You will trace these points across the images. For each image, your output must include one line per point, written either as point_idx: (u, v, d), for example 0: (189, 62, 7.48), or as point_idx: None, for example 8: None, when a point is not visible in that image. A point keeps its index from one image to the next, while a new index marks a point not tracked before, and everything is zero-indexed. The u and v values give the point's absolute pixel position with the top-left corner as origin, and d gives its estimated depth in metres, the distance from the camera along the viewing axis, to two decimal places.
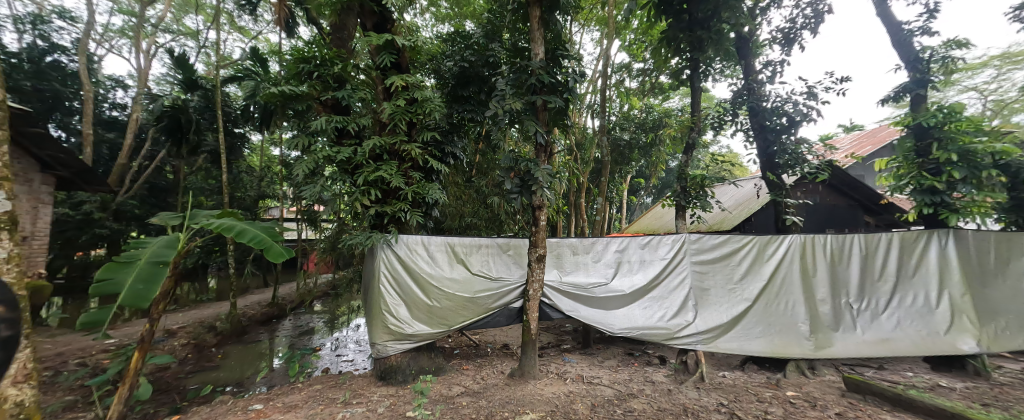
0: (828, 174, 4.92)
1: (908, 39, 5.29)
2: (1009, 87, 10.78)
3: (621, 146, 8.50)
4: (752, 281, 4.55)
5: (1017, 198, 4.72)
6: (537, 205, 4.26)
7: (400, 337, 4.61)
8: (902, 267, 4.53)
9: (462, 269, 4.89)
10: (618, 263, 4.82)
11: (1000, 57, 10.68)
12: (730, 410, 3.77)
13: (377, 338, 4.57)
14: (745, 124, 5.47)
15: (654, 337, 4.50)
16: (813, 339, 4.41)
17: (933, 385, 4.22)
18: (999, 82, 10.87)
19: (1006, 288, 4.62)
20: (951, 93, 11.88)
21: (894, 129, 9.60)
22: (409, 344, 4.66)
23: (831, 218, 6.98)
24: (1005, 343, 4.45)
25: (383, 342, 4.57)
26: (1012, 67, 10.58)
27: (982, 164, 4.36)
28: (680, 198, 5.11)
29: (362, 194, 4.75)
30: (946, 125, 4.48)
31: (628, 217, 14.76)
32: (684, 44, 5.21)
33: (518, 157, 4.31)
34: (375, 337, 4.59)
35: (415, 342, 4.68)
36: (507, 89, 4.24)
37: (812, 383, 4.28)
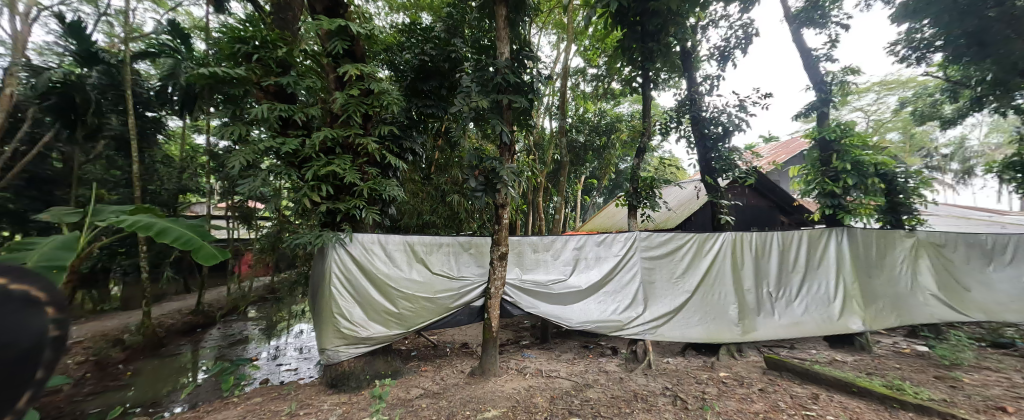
0: (755, 178, 5.53)
1: (817, 64, 6.04)
2: (885, 109, 12.97)
3: (577, 148, 8.77)
4: (692, 274, 5.01)
5: (892, 201, 5.70)
6: (502, 203, 4.34)
7: (355, 342, 4.42)
8: (810, 258, 5.25)
9: (422, 268, 4.79)
10: (576, 260, 5.01)
11: (880, 84, 12.78)
12: (674, 393, 4.15)
13: (328, 344, 4.34)
14: (687, 131, 5.91)
15: (607, 330, 4.78)
16: (740, 325, 4.97)
17: (831, 359, 5.02)
18: (878, 104, 13.04)
19: (888, 276, 5.48)
20: (844, 112, 13.98)
21: (804, 140, 11.14)
22: (363, 348, 4.49)
23: (755, 217, 7.91)
24: (885, 322, 5.31)
25: (334, 347, 4.35)
26: (887, 93, 12.74)
27: (868, 173, 5.20)
28: (632, 199, 5.35)
29: (311, 190, 4.46)
30: (842, 139, 5.29)
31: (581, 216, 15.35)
32: (637, 54, 5.58)
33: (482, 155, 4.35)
34: (327, 342, 4.35)
35: (369, 346, 4.51)
36: (472, 86, 4.36)
37: (740, 364, 4.90)
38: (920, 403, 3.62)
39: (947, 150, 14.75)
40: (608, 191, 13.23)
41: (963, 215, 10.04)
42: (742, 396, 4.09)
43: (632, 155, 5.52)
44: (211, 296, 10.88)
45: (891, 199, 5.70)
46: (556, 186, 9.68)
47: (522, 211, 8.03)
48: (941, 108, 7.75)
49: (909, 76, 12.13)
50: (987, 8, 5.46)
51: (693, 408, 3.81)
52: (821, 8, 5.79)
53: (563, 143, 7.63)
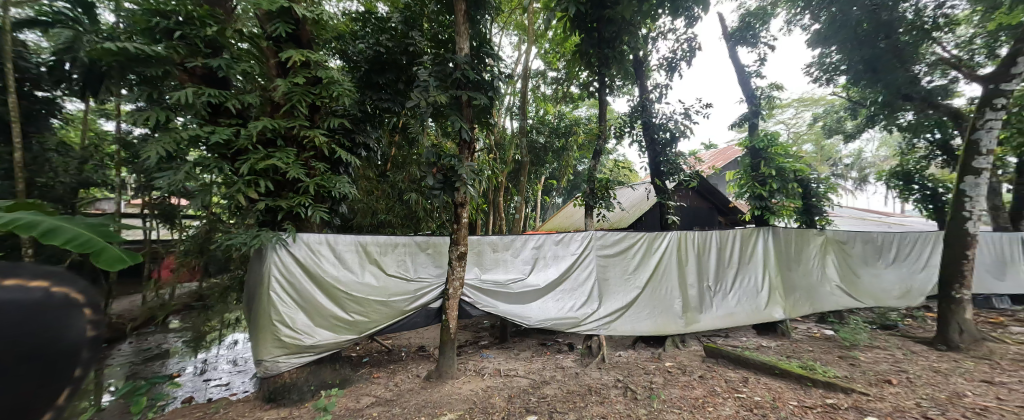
0: (697, 181, 5.96)
1: (749, 79, 6.66)
2: (802, 123, 14.69)
3: (537, 149, 8.86)
4: (642, 271, 5.30)
5: (807, 204, 6.45)
6: (461, 202, 4.26)
7: (299, 350, 4.11)
8: (742, 255, 5.78)
9: (375, 270, 4.57)
10: (535, 259, 5.07)
11: (798, 101, 14.46)
12: (625, 384, 4.36)
13: (266, 354, 3.97)
14: (639, 136, 6.25)
15: (563, 327, 4.91)
16: (683, 317, 5.35)
17: (759, 345, 5.57)
18: (796, 118, 14.73)
19: (805, 270, 6.19)
20: (771, 124, 15.62)
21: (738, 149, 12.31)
22: (308, 356, 4.19)
23: (697, 218, 8.56)
24: (802, 310, 6.01)
25: (274, 358, 4.00)
26: (803, 108, 14.44)
27: (789, 178, 5.85)
28: (588, 199, 5.53)
29: (246, 186, 4.04)
30: (768, 148, 5.89)
31: (541, 216, 15.64)
32: (594, 59, 5.90)
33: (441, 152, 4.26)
34: (265, 353, 3.98)
35: (315, 355, 4.22)
36: (431, 81, 4.17)
37: (683, 353, 5.26)
38: (828, 381, 4.14)
39: (849, 160, 17.04)
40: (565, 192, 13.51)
41: (862, 216, 11.65)
42: (685, 383, 4.40)
43: (589, 157, 5.72)
44: (126, 305, 9.57)
45: (806, 201, 6.45)
46: (517, 186, 9.76)
47: (483, 211, 7.97)
48: (844, 124, 8.98)
49: (821, 95, 13.83)
50: (878, 40, 6.46)
51: (642, 398, 4.02)
52: (751, 29, 6.45)
53: (523, 143, 7.69)
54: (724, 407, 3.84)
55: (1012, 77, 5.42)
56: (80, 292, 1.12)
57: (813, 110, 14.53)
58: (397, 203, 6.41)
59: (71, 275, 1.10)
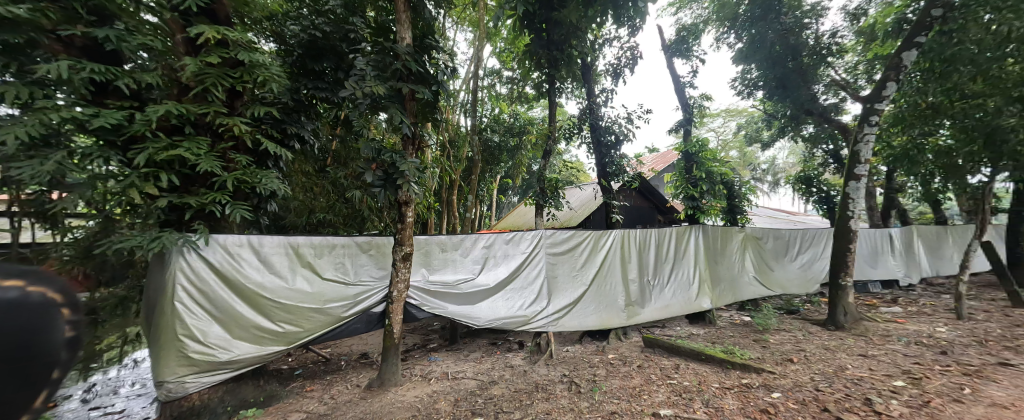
0: (638, 183, 6.32)
1: (684, 89, 7.17)
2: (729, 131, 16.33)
3: (491, 147, 8.81)
4: (588, 268, 5.48)
5: (731, 204, 7.12)
6: (403, 200, 4.08)
7: (213, 368, 3.65)
8: (676, 251, 6.21)
9: (308, 274, 4.20)
10: (485, 258, 5.00)
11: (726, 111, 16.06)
12: (570, 379, 4.47)
13: (168, 375, 3.44)
14: (587, 138, 6.54)
15: (513, 325, 4.91)
16: (625, 311, 5.62)
17: (690, 334, 6.05)
18: (723, 127, 16.35)
19: (729, 263, 6.83)
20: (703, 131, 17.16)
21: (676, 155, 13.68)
22: (224, 373, 3.74)
23: (640, 217, 9.10)
24: (726, 300, 6.64)
25: (179, 378, 3.49)
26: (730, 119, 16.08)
27: (716, 180, 6.43)
28: (539, 198, 5.65)
29: (142, 180, 3.53)
30: (698, 152, 6.44)
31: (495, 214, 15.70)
32: (544, 61, 6.01)
33: (381, 146, 4.00)
34: (165, 374, 3.44)
35: (232, 371, 3.77)
36: (368, 71, 3.91)
37: (625, 345, 5.54)
38: (744, 363, 4.60)
39: (766, 167, 19.22)
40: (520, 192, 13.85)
41: (775, 215, 13.34)
42: (624, 374, 4.62)
43: (540, 157, 5.81)
44: None
45: (730, 202, 7.14)
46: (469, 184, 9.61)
47: (435, 209, 7.74)
48: (761, 134, 10.13)
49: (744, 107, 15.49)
50: (787, 61, 7.37)
51: (585, 391, 4.15)
52: (685, 43, 6.98)
53: (476, 140, 7.59)
54: (658, 394, 4.08)
55: (884, 98, 6.44)
56: (59, 293, 1.39)
57: (738, 119, 16.20)
58: (341, 201, 5.97)
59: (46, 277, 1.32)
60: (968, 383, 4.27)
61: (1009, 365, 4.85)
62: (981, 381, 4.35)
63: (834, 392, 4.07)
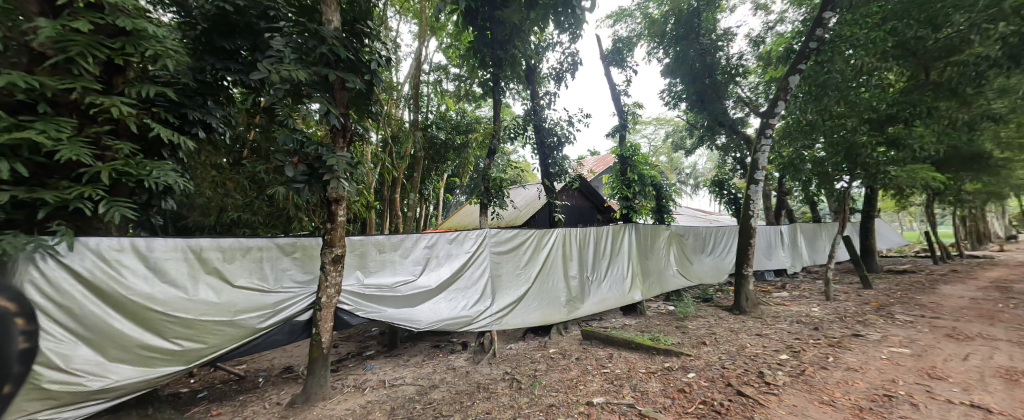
0: (578, 183, 6.68)
1: (619, 96, 7.52)
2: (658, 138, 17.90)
3: (436, 145, 8.35)
4: (532, 266, 5.47)
5: (659, 204, 7.68)
6: (333, 199, 3.64)
7: (78, 400, 2.92)
8: (612, 248, 6.49)
9: (215, 281, 3.57)
10: (427, 259, 4.72)
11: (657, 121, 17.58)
12: (513, 376, 4.39)
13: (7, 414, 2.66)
14: (531, 139, 6.65)
15: (455, 327, 4.70)
16: (566, 306, 5.73)
17: (624, 324, 6.37)
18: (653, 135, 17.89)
19: (658, 258, 7.35)
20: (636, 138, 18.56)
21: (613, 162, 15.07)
22: (93, 406, 3.01)
23: (581, 215, 9.61)
24: (655, 291, 7.13)
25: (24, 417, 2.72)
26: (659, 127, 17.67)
27: (647, 182, 6.92)
28: (483, 197, 5.64)
29: None
30: (631, 155, 6.91)
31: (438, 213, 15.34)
32: (488, 59, 5.93)
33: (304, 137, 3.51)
34: None
35: (105, 402, 3.05)
36: (287, 53, 3.40)
37: (566, 339, 5.63)
38: (668, 348, 4.90)
39: (688, 172, 21.31)
40: (468, 192, 14.34)
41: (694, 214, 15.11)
42: (564, 366, 4.68)
43: (485, 155, 5.68)
44: None
45: (658, 202, 7.67)
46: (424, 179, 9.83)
47: (373, 208, 7.23)
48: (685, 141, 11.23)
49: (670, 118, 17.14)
50: None
51: (525, 387, 4.08)
52: (620, 54, 7.36)
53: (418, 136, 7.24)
54: (592, 383, 4.13)
55: (774, 115, 7.33)
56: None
57: (667, 127, 17.90)
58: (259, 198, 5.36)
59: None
60: (833, 352, 4.88)
61: (858, 336, 5.66)
62: (839, 350, 5.00)
63: (734, 369, 4.41)
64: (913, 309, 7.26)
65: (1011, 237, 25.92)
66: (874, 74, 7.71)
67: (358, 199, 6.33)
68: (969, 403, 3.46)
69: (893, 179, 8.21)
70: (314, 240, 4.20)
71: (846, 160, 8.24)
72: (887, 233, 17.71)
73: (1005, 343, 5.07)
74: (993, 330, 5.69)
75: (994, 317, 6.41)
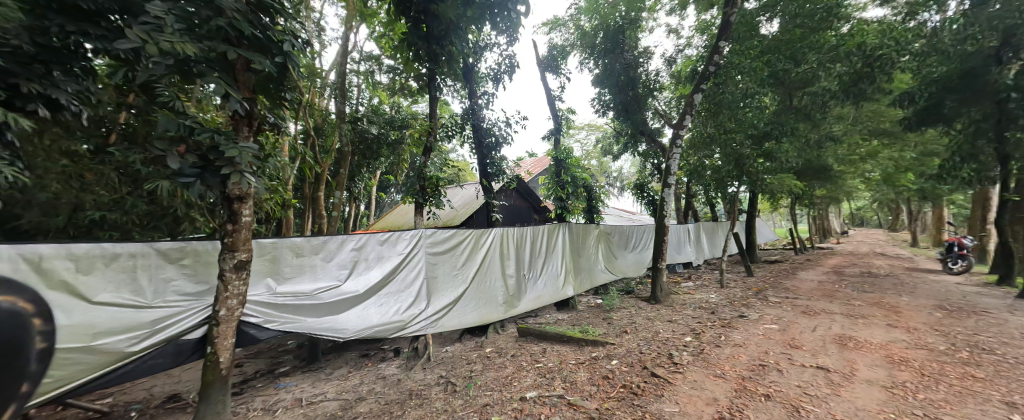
0: (515, 184, 6.82)
1: (553, 100, 7.80)
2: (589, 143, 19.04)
3: (368, 139, 8.33)
4: (470, 266, 5.49)
5: (591, 206, 8.12)
6: (234, 195, 3.27)
7: None
8: (546, 247, 6.73)
9: (65, 297, 3.00)
10: (355, 262, 4.52)
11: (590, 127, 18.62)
12: (447, 379, 4.36)
13: None
14: (469, 138, 6.72)
15: (388, 333, 4.54)
16: (504, 305, 5.84)
17: (558, 319, 6.66)
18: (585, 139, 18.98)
19: (588, 255, 7.81)
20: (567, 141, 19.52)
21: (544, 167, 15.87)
22: None
23: (518, 215, 10.00)
24: (586, 286, 7.58)
25: None
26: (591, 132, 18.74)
27: (578, 184, 7.29)
28: (419, 197, 5.55)
29: None
30: (565, 160, 7.23)
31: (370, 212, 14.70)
32: (423, 54, 5.76)
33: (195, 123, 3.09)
34: None
35: None
36: (169, 20, 2.90)
37: (502, 338, 5.74)
38: (595, 339, 5.23)
39: (615, 175, 22.90)
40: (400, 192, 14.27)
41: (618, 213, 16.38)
42: (499, 365, 4.76)
43: (421, 153, 5.59)
44: None
45: (589, 203, 8.10)
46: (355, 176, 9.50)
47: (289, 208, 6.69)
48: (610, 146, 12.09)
49: (599, 125, 18.30)
50: None
51: (460, 389, 4.09)
52: (555, 60, 7.71)
53: (344, 129, 6.84)
54: (526, 379, 4.26)
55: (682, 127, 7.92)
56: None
57: (598, 134, 19.02)
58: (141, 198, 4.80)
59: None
60: (724, 332, 5.57)
61: (743, 316, 6.53)
62: (728, 329, 5.75)
63: (652, 352, 4.87)
64: (783, 291, 8.63)
65: (846, 232, 32.08)
66: (752, 98, 9.05)
67: (272, 196, 5.73)
68: (814, 365, 4.21)
69: (767, 184, 9.50)
70: (211, 244, 3.78)
71: (736, 169, 9.06)
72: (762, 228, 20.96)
73: (839, 316, 6.22)
74: (831, 306, 6.98)
75: (833, 295, 7.86)
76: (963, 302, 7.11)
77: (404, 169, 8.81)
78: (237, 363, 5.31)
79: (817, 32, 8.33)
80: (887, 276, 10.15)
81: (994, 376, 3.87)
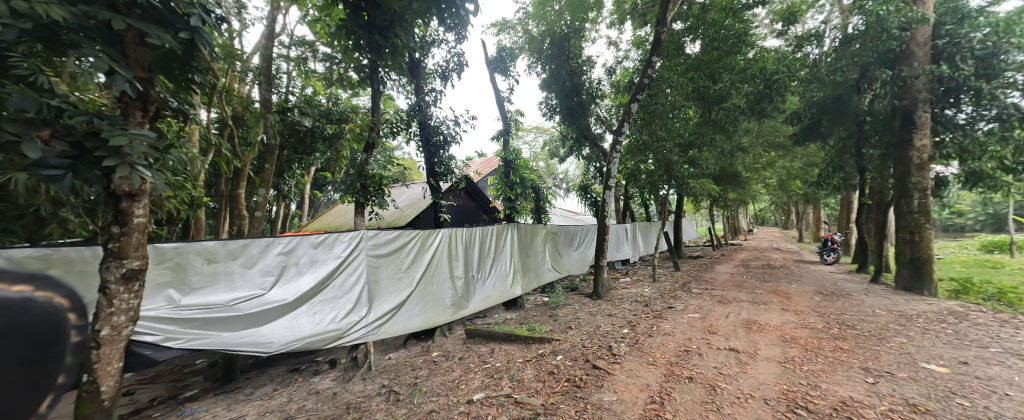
0: (464, 184, 7.09)
1: (502, 101, 7.88)
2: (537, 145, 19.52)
3: (301, 132, 8.01)
4: (415, 268, 5.36)
5: (539, 205, 8.32)
6: (122, 193, 2.54)
7: None
8: (495, 247, 6.80)
9: None
10: (283, 267, 4.19)
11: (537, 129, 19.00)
12: (389, 389, 4.24)
13: None
14: (415, 135, 6.57)
15: (322, 343, 4.30)
16: (451, 307, 5.80)
17: (506, 319, 6.74)
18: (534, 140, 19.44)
19: (536, 254, 7.98)
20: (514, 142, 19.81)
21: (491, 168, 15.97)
22: None
23: (467, 215, 9.99)
24: (533, 284, 7.75)
25: None
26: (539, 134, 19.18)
27: (527, 184, 7.47)
28: (359, 196, 5.34)
29: None
30: (515, 161, 7.37)
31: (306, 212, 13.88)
32: (363, 45, 5.58)
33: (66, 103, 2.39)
34: None
35: None
36: None
37: (448, 340, 5.71)
38: (541, 336, 5.37)
39: (560, 176, 23.66)
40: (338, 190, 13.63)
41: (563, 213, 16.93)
42: (446, 369, 4.71)
43: (361, 149, 5.47)
44: None
45: (537, 203, 8.31)
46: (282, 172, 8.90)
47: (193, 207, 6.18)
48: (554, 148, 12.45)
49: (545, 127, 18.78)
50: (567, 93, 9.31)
51: (404, 398, 3.99)
52: (504, 61, 7.84)
53: (271, 121, 6.36)
54: (473, 381, 4.28)
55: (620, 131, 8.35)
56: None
57: (544, 136, 19.48)
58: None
59: None
60: (656, 323, 5.97)
61: (672, 307, 7.05)
62: (660, 319, 6.17)
63: (594, 346, 5.09)
64: (706, 283, 9.47)
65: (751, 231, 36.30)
66: (679, 109, 9.89)
67: (174, 194, 5.12)
68: (728, 348, 4.67)
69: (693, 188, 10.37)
70: (89, 249, 3.03)
71: (665, 173, 9.72)
72: (689, 228, 22.84)
73: (746, 303, 6.95)
74: (740, 294, 7.81)
75: (741, 285, 8.78)
76: (844, 287, 8.32)
77: (342, 166, 8.34)
78: (125, 390, 4.53)
79: (730, 55, 9.36)
80: (782, 266, 11.60)
81: (855, 347, 4.59)
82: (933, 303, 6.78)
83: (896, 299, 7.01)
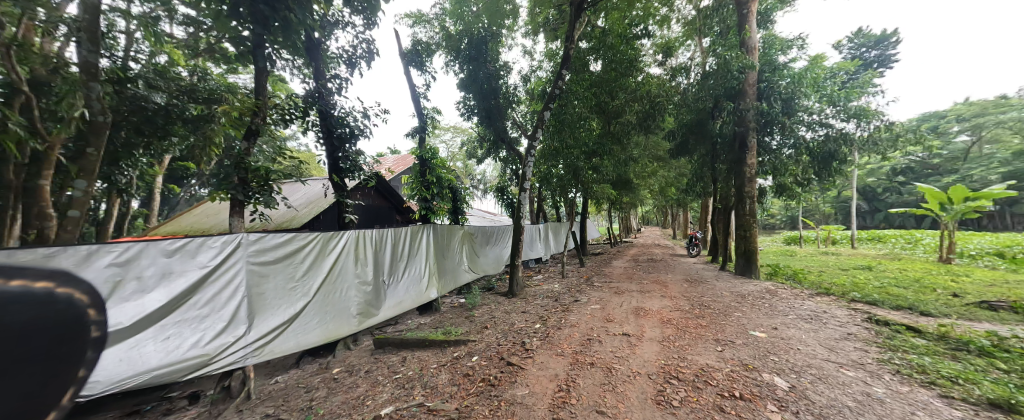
0: (374, 181, 6.78)
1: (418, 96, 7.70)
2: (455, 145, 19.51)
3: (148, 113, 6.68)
4: (312, 277, 4.89)
5: (456, 206, 8.26)
6: None
7: None
8: (409, 248, 6.65)
9: None
10: (115, 283, 3.27)
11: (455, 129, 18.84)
12: (276, 415, 3.81)
13: None
14: (315, 124, 6.17)
15: (179, 374, 3.57)
16: (355, 317, 5.49)
17: (420, 325, 6.59)
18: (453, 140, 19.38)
19: (452, 256, 7.93)
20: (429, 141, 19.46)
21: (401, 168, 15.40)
22: None
23: (378, 215, 9.55)
24: (449, 286, 7.70)
25: None
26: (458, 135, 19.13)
27: (443, 184, 7.38)
28: (238, 192, 4.82)
29: None
30: (431, 160, 7.24)
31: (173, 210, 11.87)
32: (246, 18, 5.04)
33: None
34: None
35: None
36: None
37: (352, 354, 5.42)
38: (456, 339, 5.42)
39: (478, 177, 23.90)
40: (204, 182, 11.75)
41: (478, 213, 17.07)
42: (348, 386, 4.43)
43: (241, 137, 5.00)
44: None
45: (454, 204, 8.26)
46: (118, 158, 7.33)
47: None
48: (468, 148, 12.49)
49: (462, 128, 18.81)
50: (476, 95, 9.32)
51: None
52: (419, 56, 7.70)
53: (96, 91, 5.01)
54: (382, 394, 4.12)
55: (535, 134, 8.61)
56: (91, 296, 1.22)
57: (462, 136, 19.47)
58: None
59: (79, 278, 1.20)
60: (564, 316, 6.37)
61: (575, 301, 7.58)
62: (565, 313, 6.59)
63: (508, 343, 5.27)
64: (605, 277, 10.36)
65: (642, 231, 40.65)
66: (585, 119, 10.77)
67: None
68: (622, 333, 5.16)
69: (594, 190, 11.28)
70: None
71: (574, 178, 10.78)
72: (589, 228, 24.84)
73: (635, 292, 7.77)
74: (631, 285, 8.71)
75: (631, 277, 9.81)
76: (709, 275, 9.78)
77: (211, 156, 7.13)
78: None
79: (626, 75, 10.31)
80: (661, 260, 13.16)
81: (710, 323, 5.41)
82: (757, 284, 8.32)
83: (734, 282, 8.49)
